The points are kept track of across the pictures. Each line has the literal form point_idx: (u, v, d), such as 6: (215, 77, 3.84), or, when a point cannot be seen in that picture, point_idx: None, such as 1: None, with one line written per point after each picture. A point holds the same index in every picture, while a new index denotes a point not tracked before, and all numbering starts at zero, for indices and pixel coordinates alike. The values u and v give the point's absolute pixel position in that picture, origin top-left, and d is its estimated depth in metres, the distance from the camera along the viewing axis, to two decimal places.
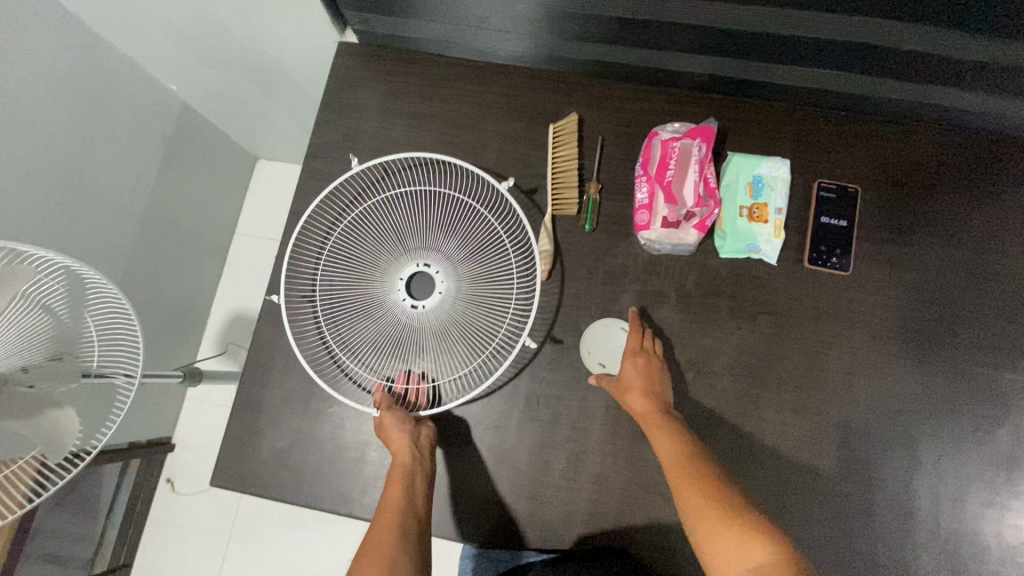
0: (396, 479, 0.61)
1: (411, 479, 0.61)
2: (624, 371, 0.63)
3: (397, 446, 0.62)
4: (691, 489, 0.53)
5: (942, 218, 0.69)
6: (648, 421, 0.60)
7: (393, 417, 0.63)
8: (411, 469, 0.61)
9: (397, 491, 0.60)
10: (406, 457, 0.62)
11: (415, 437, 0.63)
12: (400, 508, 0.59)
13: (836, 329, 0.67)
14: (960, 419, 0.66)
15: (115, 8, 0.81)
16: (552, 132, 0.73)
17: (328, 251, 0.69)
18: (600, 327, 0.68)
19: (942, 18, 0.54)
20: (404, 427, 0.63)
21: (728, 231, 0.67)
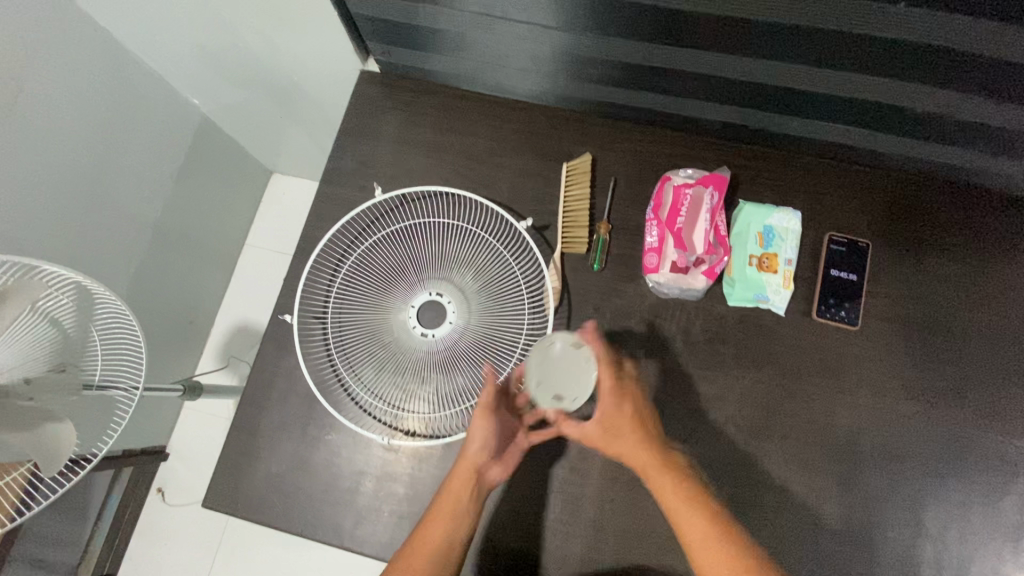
0: (443, 511, 0.58)
1: (459, 522, 0.58)
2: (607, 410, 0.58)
3: (463, 470, 0.59)
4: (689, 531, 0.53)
5: (953, 277, 0.69)
6: (644, 464, 0.56)
7: (483, 429, 0.59)
8: (464, 505, 0.58)
9: (440, 529, 0.57)
10: (466, 489, 0.59)
11: (484, 468, 0.60)
12: (440, 549, 0.56)
13: (842, 384, 0.67)
14: (966, 484, 0.65)
15: (144, 24, 0.84)
16: (565, 170, 0.74)
17: (342, 275, 0.69)
18: (543, 354, 0.60)
19: (955, 82, 0.55)
20: (482, 450, 0.60)
21: (737, 278, 0.67)
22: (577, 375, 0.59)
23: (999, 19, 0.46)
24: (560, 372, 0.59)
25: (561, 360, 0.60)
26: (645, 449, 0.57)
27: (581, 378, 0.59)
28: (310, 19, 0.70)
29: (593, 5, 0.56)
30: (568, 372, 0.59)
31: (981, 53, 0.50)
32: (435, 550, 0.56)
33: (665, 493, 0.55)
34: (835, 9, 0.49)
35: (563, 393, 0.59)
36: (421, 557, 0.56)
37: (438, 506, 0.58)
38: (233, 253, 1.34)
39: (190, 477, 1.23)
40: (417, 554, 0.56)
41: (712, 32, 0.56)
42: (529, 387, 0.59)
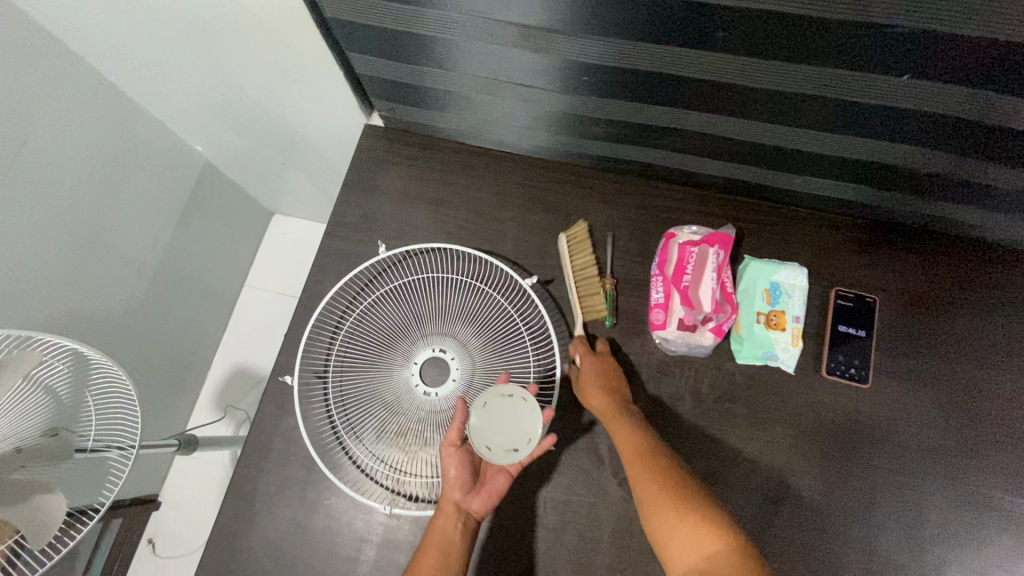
0: (431, 545, 0.55)
1: (448, 559, 0.54)
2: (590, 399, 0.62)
3: (444, 505, 0.58)
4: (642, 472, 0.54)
5: (963, 334, 0.68)
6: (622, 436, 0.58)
7: (455, 463, 0.58)
8: (452, 541, 0.55)
9: (432, 568, 0.53)
10: (450, 525, 0.56)
11: (467, 502, 0.58)
12: None
13: (855, 445, 0.65)
14: (987, 549, 0.63)
15: (151, 78, 0.85)
16: (566, 237, 0.72)
17: (344, 332, 0.68)
18: (478, 414, 0.56)
19: (962, 147, 0.55)
20: (459, 483, 0.58)
21: (746, 337, 0.66)
22: (519, 419, 0.56)
23: (998, 90, 0.47)
24: (500, 424, 0.55)
25: (498, 411, 0.56)
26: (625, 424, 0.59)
27: (524, 417, 0.56)
28: (316, 77, 0.71)
29: (597, 71, 0.57)
30: (498, 421, 0.56)
31: (982, 121, 0.51)
32: None
33: (625, 443, 0.58)
34: (834, 78, 0.50)
35: (516, 442, 0.55)
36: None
37: (424, 546, 0.55)
38: (233, 296, 1.33)
39: (183, 529, 1.20)
40: None
41: (713, 96, 0.56)
42: (482, 454, 0.55)
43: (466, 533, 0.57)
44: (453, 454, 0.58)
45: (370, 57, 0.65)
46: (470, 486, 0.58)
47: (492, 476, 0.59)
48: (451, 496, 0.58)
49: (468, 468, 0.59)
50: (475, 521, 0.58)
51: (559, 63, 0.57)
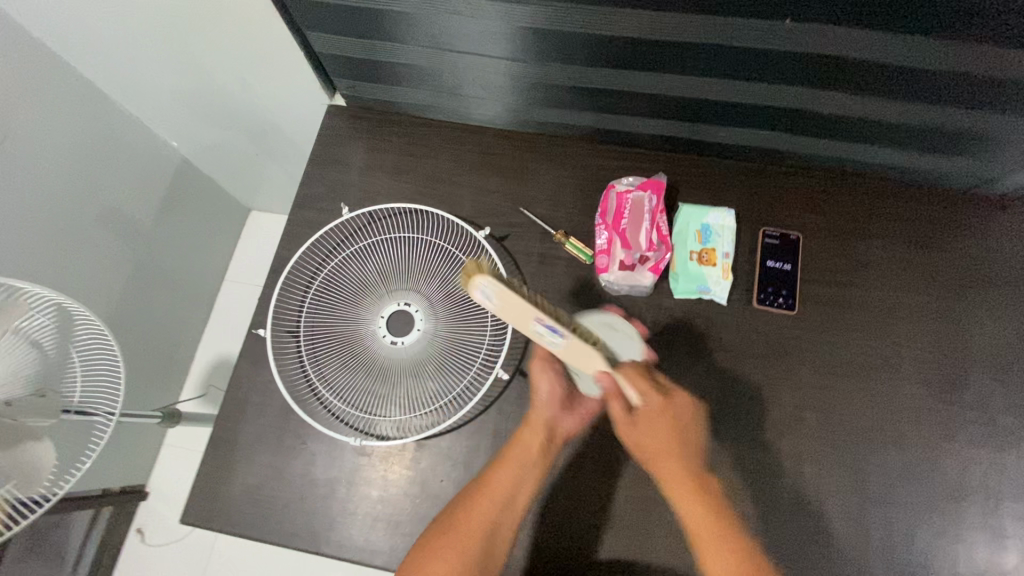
0: (511, 458, 0.60)
1: (527, 474, 0.60)
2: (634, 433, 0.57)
3: (535, 418, 0.62)
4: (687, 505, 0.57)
5: (880, 262, 0.75)
6: (677, 485, 0.58)
7: (547, 380, 0.62)
8: (534, 457, 0.60)
9: (507, 476, 0.59)
10: (536, 439, 0.61)
11: (557, 421, 0.62)
12: (501, 498, 0.59)
13: (787, 365, 0.71)
14: (908, 450, 0.69)
15: (123, 72, 0.90)
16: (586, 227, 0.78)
17: (313, 291, 0.73)
18: (569, 339, 0.63)
19: (856, 87, 0.61)
20: (552, 400, 0.62)
21: (681, 272, 0.73)
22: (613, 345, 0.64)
23: (877, 29, 0.53)
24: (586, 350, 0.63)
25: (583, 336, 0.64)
26: (682, 476, 0.57)
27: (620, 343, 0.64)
28: (279, 59, 0.77)
29: (529, 35, 0.63)
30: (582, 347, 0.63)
31: (869, 60, 0.57)
32: (498, 499, 0.58)
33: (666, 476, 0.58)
34: (738, 28, 0.56)
35: (602, 373, 0.62)
36: (485, 502, 0.58)
37: (509, 453, 0.61)
38: (213, 290, 1.37)
39: (172, 517, 1.21)
40: (481, 496, 0.59)
41: (637, 54, 0.62)
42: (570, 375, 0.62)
43: (551, 451, 0.62)
44: (544, 372, 0.62)
45: (326, 35, 0.71)
46: (562, 404, 0.62)
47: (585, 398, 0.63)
48: (543, 412, 0.62)
49: (561, 386, 0.62)
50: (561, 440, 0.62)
51: (496, 31, 0.63)
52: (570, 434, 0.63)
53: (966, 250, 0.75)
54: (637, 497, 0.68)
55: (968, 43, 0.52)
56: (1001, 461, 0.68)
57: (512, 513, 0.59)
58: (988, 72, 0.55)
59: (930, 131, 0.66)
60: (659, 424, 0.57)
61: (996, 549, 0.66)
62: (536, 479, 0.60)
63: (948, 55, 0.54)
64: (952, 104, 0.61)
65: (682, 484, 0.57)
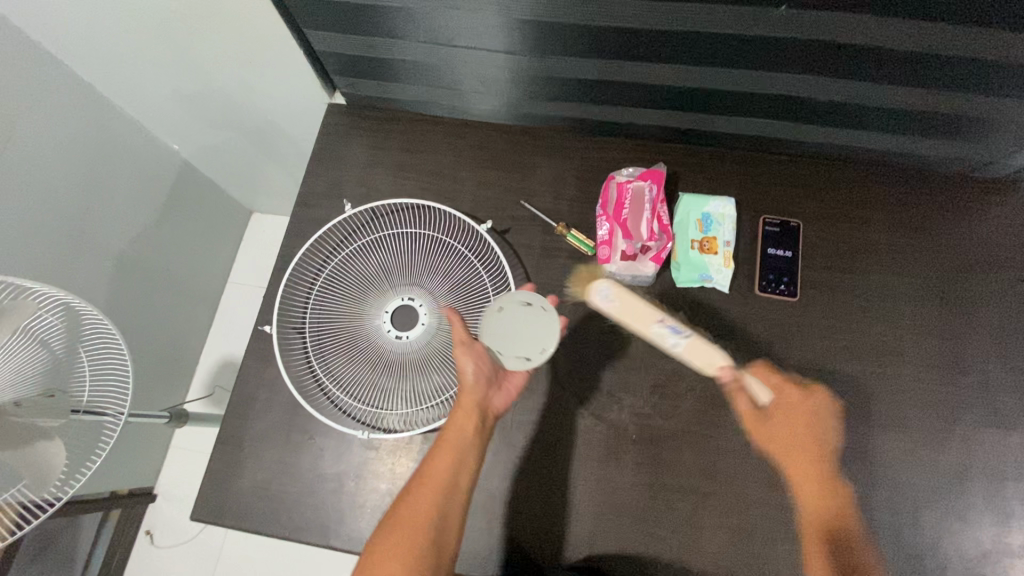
0: (447, 444, 0.60)
1: (462, 452, 0.60)
2: (777, 425, 0.66)
3: (465, 400, 0.62)
4: (813, 506, 0.65)
5: (881, 247, 0.75)
6: (806, 478, 0.65)
7: (472, 359, 0.62)
8: (468, 435, 0.60)
9: (445, 462, 0.59)
10: (469, 422, 0.61)
11: (484, 398, 0.63)
12: (444, 484, 0.58)
13: (789, 352, 0.72)
14: (912, 432, 0.69)
15: (124, 75, 0.90)
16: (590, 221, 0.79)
17: (318, 287, 0.73)
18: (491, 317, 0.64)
19: (853, 73, 0.61)
20: (479, 379, 0.62)
21: (682, 261, 0.73)
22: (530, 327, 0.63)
23: (877, 13, 0.53)
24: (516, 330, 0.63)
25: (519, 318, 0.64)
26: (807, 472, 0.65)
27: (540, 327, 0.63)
28: (279, 57, 0.77)
29: (528, 29, 0.63)
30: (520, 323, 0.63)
31: (868, 45, 0.57)
32: (441, 485, 0.58)
33: (801, 477, 0.66)
34: (738, 14, 0.56)
35: (529, 352, 0.62)
36: (429, 492, 0.58)
37: (443, 440, 0.60)
38: (216, 292, 1.38)
39: (179, 518, 1.22)
40: (423, 487, 0.58)
41: (638, 43, 0.62)
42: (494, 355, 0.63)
43: (485, 429, 0.62)
44: (468, 352, 0.62)
45: (326, 32, 0.71)
46: (489, 383, 0.63)
47: (511, 374, 0.65)
48: (472, 391, 0.62)
49: (486, 363, 0.62)
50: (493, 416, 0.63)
51: (494, 25, 0.64)
52: (498, 410, 0.64)
53: (967, 233, 0.75)
54: (642, 484, 0.69)
55: (967, 26, 0.53)
56: (1006, 442, 0.69)
57: (455, 495, 0.58)
58: (986, 55, 0.56)
59: (928, 117, 0.66)
60: (795, 417, 0.66)
61: (1003, 529, 0.67)
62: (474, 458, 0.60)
63: (949, 38, 0.55)
64: (950, 89, 0.61)
65: (809, 471, 0.65)
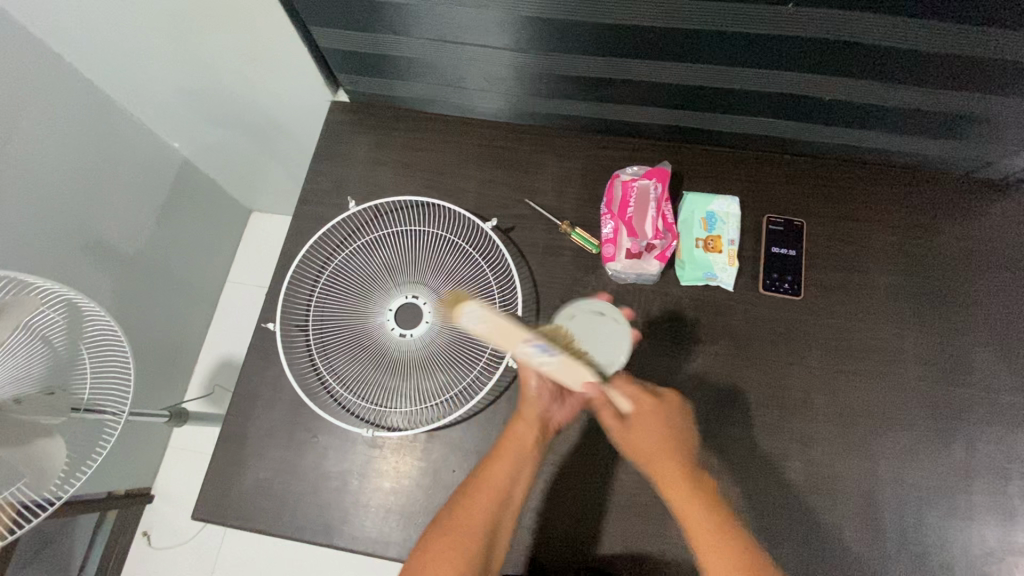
0: (506, 454, 0.60)
1: (520, 466, 0.59)
2: (642, 425, 0.60)
3: (527, 412, 0.62)
4: (698, 521, 0.56)
5: (883, 247, 0.75)
6: (670, 479, 0.58)
7: (536, 375, 0.60)
8: (527, 448, 0.60)
9: (504, 470, 0.59)
10: (530, 431, 0.61)
11: (548, 413, 0.62)
12: (500, 493, 0.58)
13: (793, 351, 0.72)
14: (916, 431, 0.69)
15: (125, 72, 0.90)
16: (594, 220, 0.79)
17: (322, 285, 0.73)
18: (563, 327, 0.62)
19: (858, 72, 0.62)
20: (542, 394, 0.61)
21: (687, 260, 0.73)
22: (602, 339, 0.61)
23: (881, 11, 0.53)
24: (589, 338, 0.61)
25: (586, 328, 0.62)
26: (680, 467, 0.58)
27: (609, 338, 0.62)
28: (283, 55, 0.77)
29: (534, 26, 0.63)
30: (593, 330, 0.62)
31: (872, 44, 0.57)
32: (496, 495, 0.58)
33: (673, 477, 0.58)
34: (744, 11, 0.56)
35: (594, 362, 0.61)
36: (484, 499, 0.57)
37: (503, 447, 0.60)
38: (216, 291, 1.37)
39: (177, 519, 1.21)
40: (479, 493, 0.57)
41: (644, 41, 0.62)
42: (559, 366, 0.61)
43: (544, 444, 0.62)
44: (530, 366, 0.60)
45: (330, 29, 0.71)
46: (553, 397, 0.62)
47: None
48: (535, 405, 0.62)
49: (551, 380, 0.61)
50: (553, 430, 0.63)
51: (499, 21, 0.63)
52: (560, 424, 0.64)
53: (968, 233, 0.76)
54: (648, 483, 0.68)
55: (970, 26, 0.53)
56: (1009, 440, 0.69)
57: (510, 508, 0.58)
58: (988, 54, 0.56)
59: (930, 116, 0.67)
60: (651, 424, 0.60)
61: (1006, 526, 0.67)
62: (530, 473, 0.60)
63: (953, 37, 0.55)
64: (951, 89, 0.62)
65: (676, 476, 0.58)
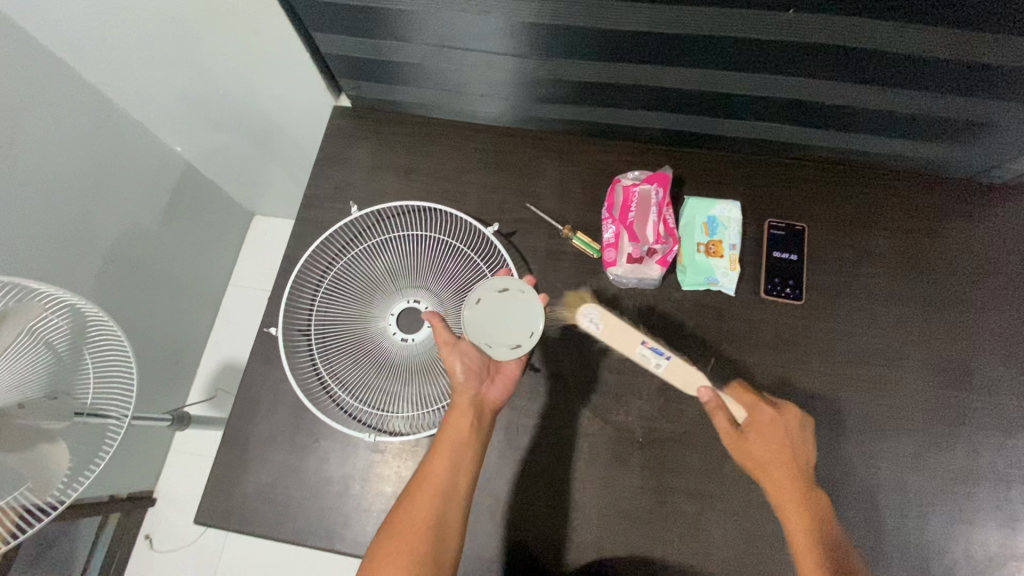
0: (443, 446, 0.60)
1: (458, 454, 0.59)
2: (755, 437, 0.62)
3: (460, 399, 0.62)
4: (804, 528, 0.60)
5: (885, 251, 0.75)
6: (783, 489, 0.61)
7: (459, 359, 0.62)
8: (465, 436, 0.60)
9: (444, 463, 0.59)
10: (466, 418, 0.61)
11: (480, 394, 0.63)
12: (443, 485, 0.58)
13: (794, 355, 0.72)
14: (918, 436, 0.69)
15: (129, 77, 0.90)
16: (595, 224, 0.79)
17: (324, 289, 0.73)
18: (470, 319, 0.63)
19: (859, 76, 0.62)
20: (469, 376, 0.63)
21: (689, 265, 0.74)
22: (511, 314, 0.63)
23: (882, 18, 0.53)
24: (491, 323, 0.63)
25: (496, 308, 0.64)
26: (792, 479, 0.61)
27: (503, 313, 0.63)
28: (285, 60, 0.77)
29: (535, 32, 0.63)
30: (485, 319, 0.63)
31: (873, 49, 0.57)
32: (440, 487, 0.58)
33: (786, 488, 0.61)
34: (745, 17, 0.56)
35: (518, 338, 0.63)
36: (428, 495, 0.57)
37: (440, 441, 0.60)
38: (218, 295, 1.37)
39: (179, 521, 1.21)
40: (423, 489, 0.58)
41: (644, 46, 0.62)
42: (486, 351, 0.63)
43: (482, 428, 0.62)
44: (453, 352, 0.62)
45: (332, 34, 0.71)
46: (481, 377, 0.63)
47: (503, 364, 0.65)
48: (467, 391, 0.62)
49: (474, 359, 0.63)
50: (491, 410, 0.63)
51: (500, 27, 0.64)
52: (496, 403, 0.64)
53: (971, 238, 0.75)
54: (649, 488, 0.68)
55: (971, 31, 0.53)
56: (1011, 446, 0.69)
57: (454, 497, 0.58)
58: (989, 60, 0.56)
59: (932, 121, 0.67)
60: (772, 437, 0.62)
61: (1008, 532, 0.67)
62: (471, 460, 0.60)
63: (953, 42, 0.55)
64: (952, 94, 0.62)
65: (790, 488, 0.61)
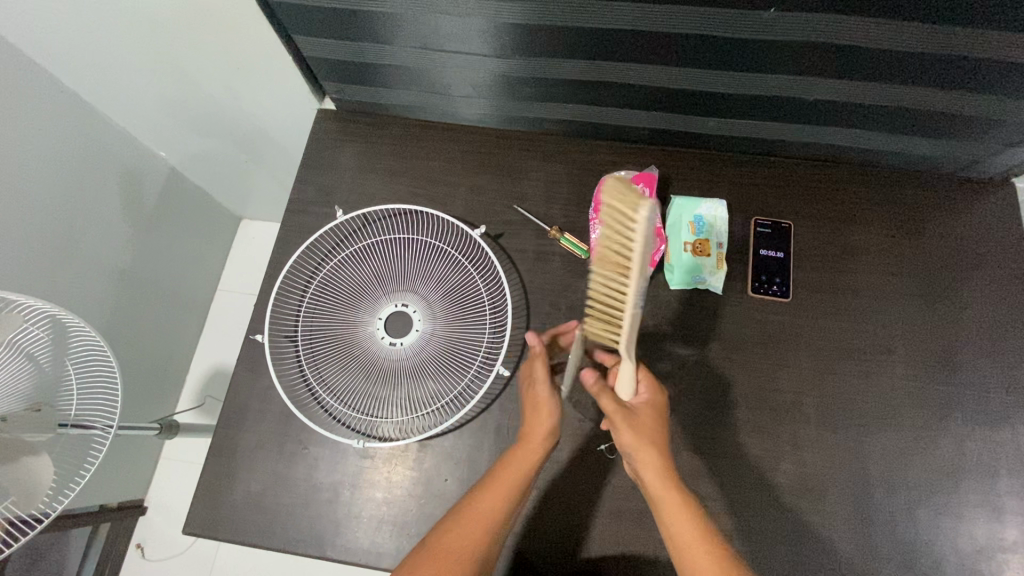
0: (502, 483, 0.56)
1: (512, 500, 0.56)
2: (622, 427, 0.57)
3: (534, 436, 0.59)
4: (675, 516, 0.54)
5: (870, 247, 0.76)
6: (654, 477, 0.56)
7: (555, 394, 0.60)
8: (526, 479, 0.57)
9: (498, 501, 0.56)
10: (533, 457, 0.58)
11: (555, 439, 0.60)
12: (493, 523, 0.55)
13: (783, 352, 0.72)
14: (906, 429, 0.70)
15: (110, 83, 0.89)
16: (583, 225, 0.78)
17: (310, 293, 0.73)
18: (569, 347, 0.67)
19: (842, 73, 0.62)
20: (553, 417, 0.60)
21: (676, 264, 0.74)
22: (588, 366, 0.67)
23: (864, 12, 0.53)
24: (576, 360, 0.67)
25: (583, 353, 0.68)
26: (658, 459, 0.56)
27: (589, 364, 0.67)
28: (268, 64, 0.76)
29: (517, 33, 0.63)
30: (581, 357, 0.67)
31: (855, 45, 0.57)
32: (486, 528, 0.55)
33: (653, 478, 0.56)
34: (726, 16, 0.56)
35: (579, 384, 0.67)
36: (473, 531, 0.54)
37: (500, 473, 0.57)
38: (206, 300, 1.36)
39: (171, 530, 1.20)
40: (467, 522, 0.55)
41: (627, 45, 0.62)
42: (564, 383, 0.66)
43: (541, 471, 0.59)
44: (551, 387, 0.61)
45: (314, 38, 0.71)
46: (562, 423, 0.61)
47: None
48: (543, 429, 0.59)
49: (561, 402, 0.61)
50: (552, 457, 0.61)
51: (482, 29, 0.63)
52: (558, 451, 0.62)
53: (955, 232, 0.76)
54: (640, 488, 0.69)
55: (951, 27, 0.54)
56: (997, 438, 0.69)
57: (498, 540, 0.55)
58: (969, 55, 0.57)
59: (916, 115, 0.67)
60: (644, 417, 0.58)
61: (995, 524, 0.67)
62: (522, 503, 0.57)
63: (935, 38, 0.55)
64: (938, 88, 0.62)
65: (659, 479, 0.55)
